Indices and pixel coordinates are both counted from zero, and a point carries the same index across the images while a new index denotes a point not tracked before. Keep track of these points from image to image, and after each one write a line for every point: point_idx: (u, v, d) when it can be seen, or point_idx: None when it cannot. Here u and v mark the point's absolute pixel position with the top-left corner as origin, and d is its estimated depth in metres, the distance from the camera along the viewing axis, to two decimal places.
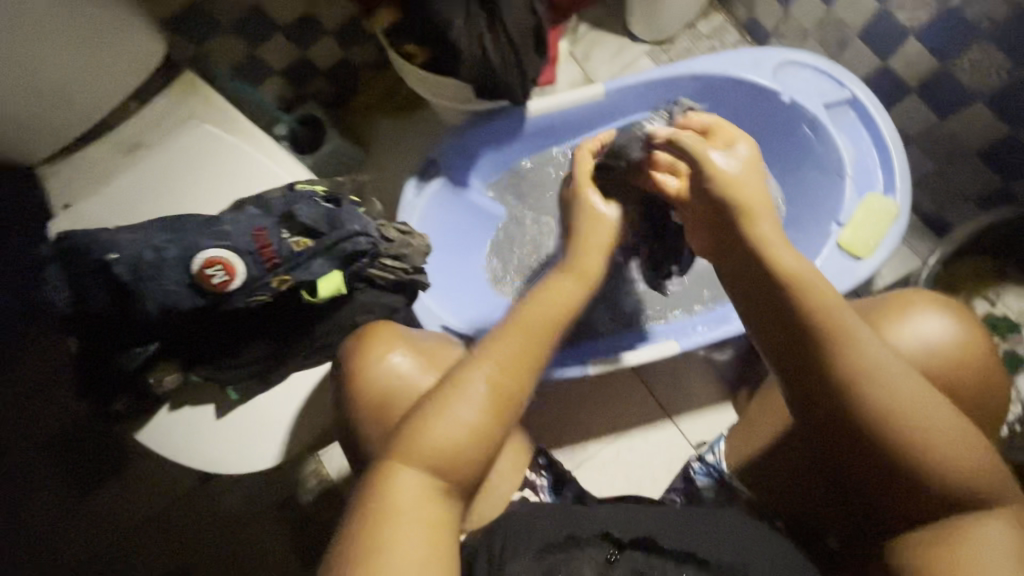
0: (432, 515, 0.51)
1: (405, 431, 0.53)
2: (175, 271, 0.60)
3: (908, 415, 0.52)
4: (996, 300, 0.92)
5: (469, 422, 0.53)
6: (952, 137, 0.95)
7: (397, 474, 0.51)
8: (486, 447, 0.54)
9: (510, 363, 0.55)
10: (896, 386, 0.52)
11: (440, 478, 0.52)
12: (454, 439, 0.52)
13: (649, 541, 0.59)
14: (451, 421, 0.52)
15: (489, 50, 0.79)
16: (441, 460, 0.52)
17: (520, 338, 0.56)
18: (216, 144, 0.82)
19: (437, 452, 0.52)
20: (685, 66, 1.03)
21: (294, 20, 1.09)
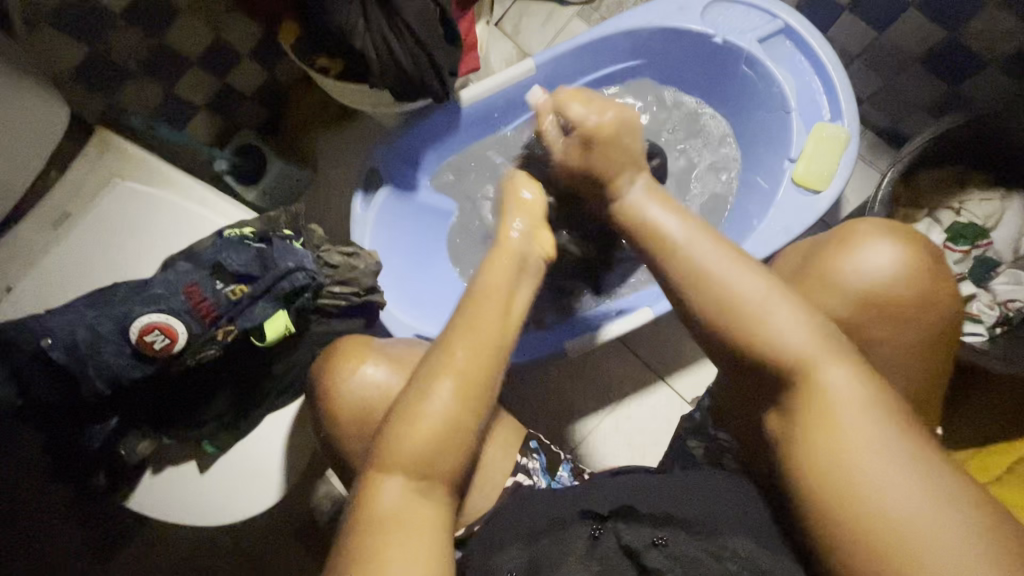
0: (417, 518, 0.51)
1: (393, 422, 0.54)
2: (116, 344, 0.59)
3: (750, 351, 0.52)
4: (960, 208, 0.91)
5: (443, 414, 0.53)
6: (893, 48, 0.92)
7: (383, 479, 0.52)
8: (465, 440, 0.54)
9: (468, 358, 0.55)
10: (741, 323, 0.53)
11: (421, 477, 0.52)
12: (429, 436, 0.53)
13: (627, 508, 0.58)
14: (424, 417, 0.53)
15: (398, 52, 0.76)
16: (423, 460, 0.52)
17: (477, 324, 0.56)
18: (145, 200, 0.79)
19: (419, 453, 0.52)
20: (614, 23, 0.99)
21: (204, 51, 1.05)
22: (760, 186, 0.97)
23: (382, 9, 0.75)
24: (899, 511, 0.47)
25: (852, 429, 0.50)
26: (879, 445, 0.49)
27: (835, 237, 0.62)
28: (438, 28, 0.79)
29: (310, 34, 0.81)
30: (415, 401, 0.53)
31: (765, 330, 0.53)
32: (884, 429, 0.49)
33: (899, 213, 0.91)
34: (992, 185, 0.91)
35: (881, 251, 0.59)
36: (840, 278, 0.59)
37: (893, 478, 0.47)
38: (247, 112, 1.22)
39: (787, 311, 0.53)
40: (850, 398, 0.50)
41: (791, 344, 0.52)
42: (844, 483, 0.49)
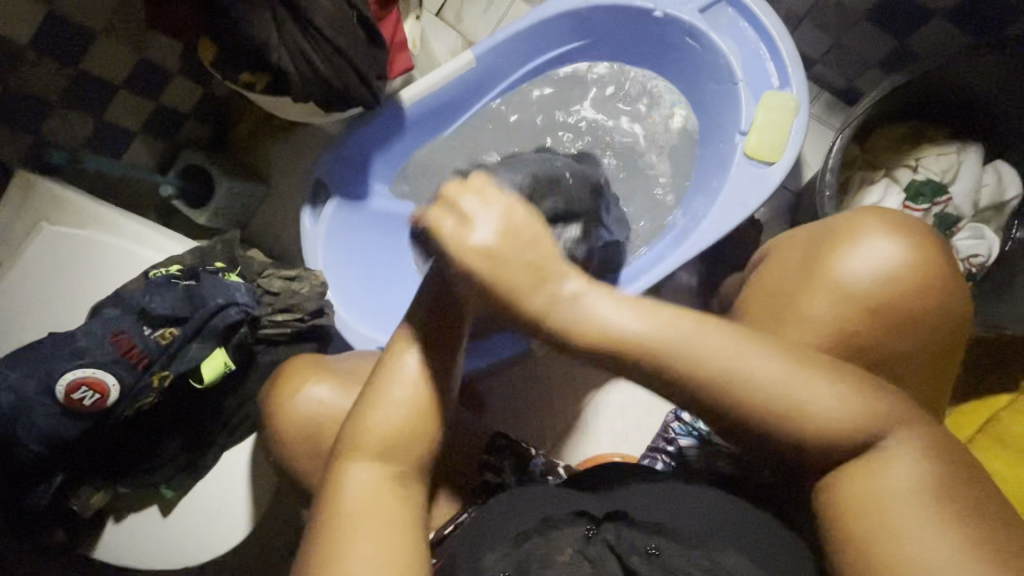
0: (392, 509, 0.49)
1: (357, 415, 0.52)
2: (44, 404, 0.56)
3: (785, 419, 0.46)
4: (917, 166, 0.88)
5: (410, 406, 0.51)
6: (839, 6, 0.89)
7: (350, 473, 0.50)
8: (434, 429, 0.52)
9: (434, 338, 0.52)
10: (773, 386, 0.45)
11: (391, 467, 0.51)
12: (396, 421, 0.51)
13: (620, 513, 0.57)
14: (391, 397, 0.51)
15: (317, 62, 0.74)
16: (393, 446, 0.51)
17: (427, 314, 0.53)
18: (72, 242, 0.75)
19: (386, 435, 0.51)
20: (549, 6, 0.95)
21: (130, 74, 0.99)
22: (714, 159, 0.95)
23: (296, 18, 0.72)
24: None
25: (904, 513, 0.45)
26: (936, 525, 0.44)
27: (830, 240, 0.59)
28: (357, 31, 0.75)
29: (225, 50, 0.76)
30: (388, 371, 0.52)
31: (800, 412, 0.46)
32: (915, 483, 0.45)
33: (855, 176, 0.88)
34: (948, 139, 0.88)
35: (864, 255, 0.57)
36: (834, 286, 0.57)
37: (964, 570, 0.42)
38: (189, 131, 1.18)
39: (818, 381, 0.46)
40: (893, 462, 0.46)
41: (831, 421, 0.46)
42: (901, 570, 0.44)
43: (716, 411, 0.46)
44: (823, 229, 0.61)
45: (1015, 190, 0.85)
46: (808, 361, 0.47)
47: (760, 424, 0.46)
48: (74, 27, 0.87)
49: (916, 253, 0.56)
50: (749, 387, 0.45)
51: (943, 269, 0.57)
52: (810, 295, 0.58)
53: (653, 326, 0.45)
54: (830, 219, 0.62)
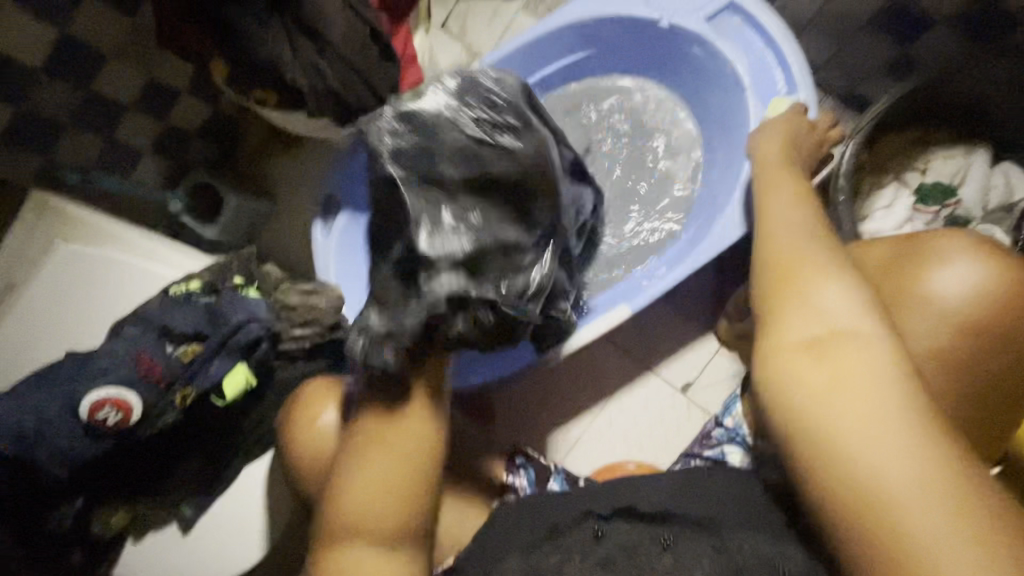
0: (392, 565, 0.54)
1: (340, 486, 0.56)
2: (65, 425, 0.56)
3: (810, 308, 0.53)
4: (925, 168, 0.89)
5: (384, 476, 0.55)
6: (842, 14, 0.90)
7: (343, 546, 0.55)
8: (417, 492, 0.56)
9: (406, 417, 0.57)
10: (807, 274, 0.55)
11: (380, 536, 0.55)
12: (376, 507, 0.55)
13: (630, 508, 0.59)
14: (356, 480, 0.55)
15: (330, 79, 0.74)
16: (378, 517, 0.55)
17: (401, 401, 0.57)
18: (88, 261, 0.75)
19: (367, 513, 0.54)
20: (556, 18, 0.96)
21: (138, 92, 1.00)
22: (722, 167, 0.96)
23: (310, 37, 0.73)
24: (894, 486, 0.44)
25: (851, 390, 0.48)
26: (889, 413, 0.46)
27: (916, 255, 0.60)
28: (369, 47, 0.76)
29: (235, 67, 0.76)
30: (360, 451, 0.56)
31: (810, 313, 0.53)
32: (911, 424, 0.46)
33: (864, 180, 0.89)
34: (955, 143, 0.89)
35: (956, 272, 0.57)
36: (925, 303, 0.57)
37: (902, 457, 0.45)
38: (196, 147, 1.18)
39: (834, 292, 0.53)
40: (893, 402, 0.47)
41: (836, 325, 0.51)
42: (830, 433, 0.47)
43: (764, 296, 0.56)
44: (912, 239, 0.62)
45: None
46: (836, 281, 0.54)
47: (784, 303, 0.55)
48: None
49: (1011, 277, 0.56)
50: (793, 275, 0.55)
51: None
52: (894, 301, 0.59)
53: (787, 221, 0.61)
54: (917, 234, 0.62)
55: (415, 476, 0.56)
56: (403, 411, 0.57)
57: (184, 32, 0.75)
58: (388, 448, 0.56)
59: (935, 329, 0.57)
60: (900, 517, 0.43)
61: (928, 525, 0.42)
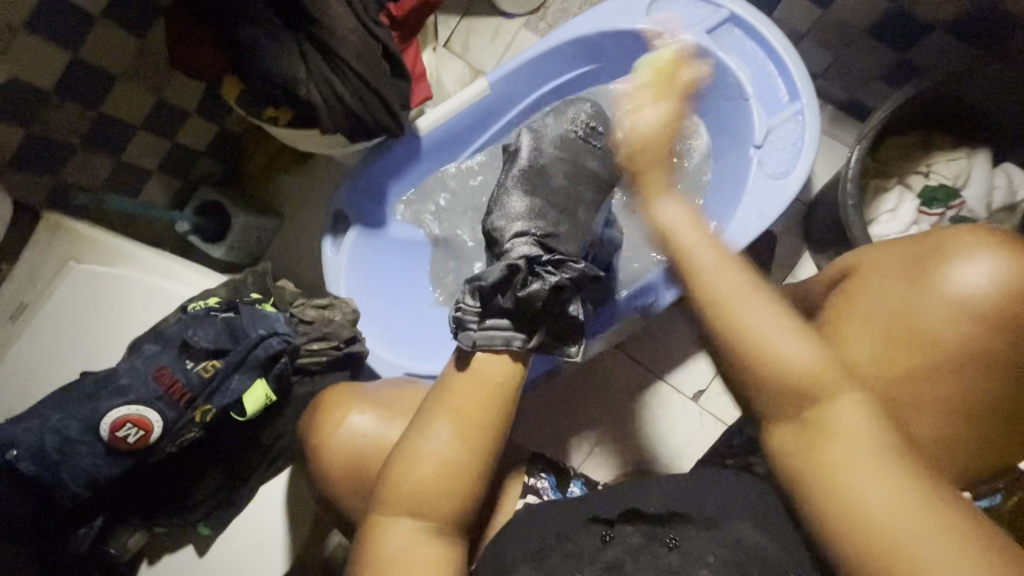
0: (427, 556, 0.56)
1: (402, 455, 0.59)
2: (86, 444, 0.55)
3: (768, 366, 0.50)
4: (929, 171, 0.90)
5: (442, 455, 0.58)
6: (840, 24, 0.92)
7: (388, 524, 0.57)
8: (468, 479, 0.58)
9: (471, 394, 0.61)
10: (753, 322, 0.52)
11: (423, 521, 0.57)
12: (431, 486, 0.57)
13: (633, 512, 0.59)
14: (427, 458, 0.58)
15: (344, 96, 0.76)
16: (426, 502, 0.57)
17: (472, 387, 0.62)
18: (102, 282, 0.75)
19: (419, 493, 0.57)
20: (561, 33, 0.98)
21: (148, 114, 1.01)
22: (728, 174, 0.97)
23: (324, 56, 0.75)
24: (905, 530, 0.44)
25: (840, 448, 0.47)
26: (879, 456, 0.46)
27: (935, 253, 0.55)
28: (381, 64, 0.77)
29: (250, 87, 0.78)
30: (422, 429, 0.59)
31: (772, 374, 0.50)
32: (901, 478, 0.45)
33: (869, 184, 0.90)
34: (957, 146, 0.90)
35: (978, 267, 0.51)
36: (943, 303, 0.52)
37: (905, 499, 0.44)
38: (204, 167, 1.19)
39: (787, 334, 0.51)
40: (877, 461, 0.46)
41: (801, 378, 0.49)
42: (833, 480, 0.47)
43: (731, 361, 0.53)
44: (920, 239, 0.57)
45: None
46: (791, 326, 0.51)
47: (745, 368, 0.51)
48: (97, 72, 0.89)
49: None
50: (752, 327, 0.51)
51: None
52: (912, 305, 0.54)
53: (716, 261, 0.55)
54: (928, 230, 0.57)
55: (472, 457, 0.58)
56: (476, 395, 0.61)
57: (198, 53, 0.77)
58: (453, 424, 0.59)
59: (963, 332, 0.51)
60: (915, 560, 0.43)
61: (939, 563, 0.42)
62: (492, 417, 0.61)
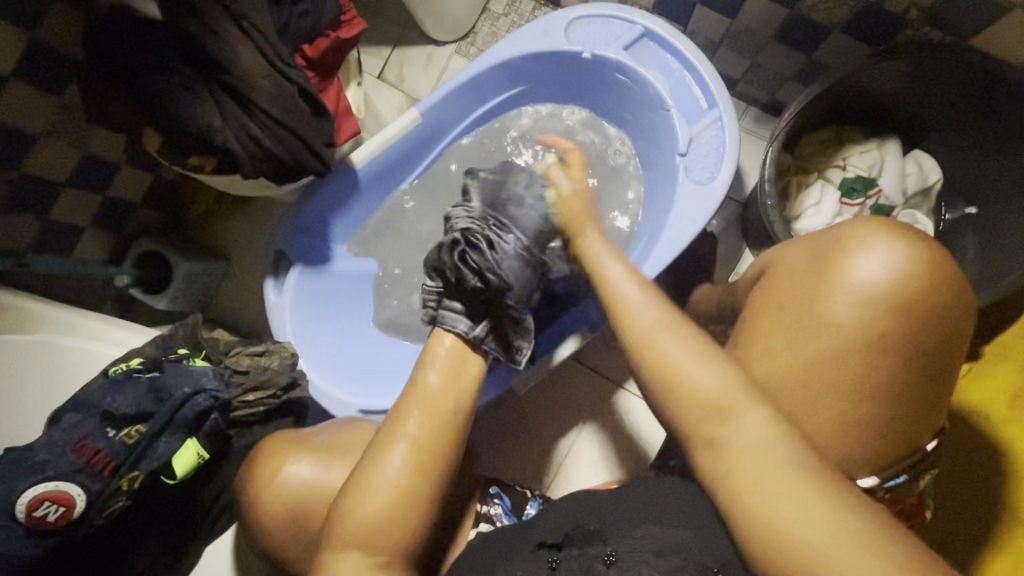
0: None
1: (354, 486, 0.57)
2: (2, 529, 0.52)
3: (675, 377, 0.54)
4: (846, 164, 0.94)
5: (393, 483, 0.57)
6: (749, 32, 0.95)
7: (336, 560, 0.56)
8: (416, 508, 0.57)
9: (424, 420, 0.60)
10: (666, 341, 0.56)
11: (370, 554, 0.55)
12: (381, 510, 0.56)
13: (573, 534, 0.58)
14: (376, 485, 0.57)
15: (263, 139, 0.75)
16: (373, 533, 0.56)
17: (426, 412, 0.60)
18: (17, 355, 0.70)
19: (371, 526, 0.56)
20: (483, 60, 1.00)
21: (73, 170, 0.98)
22: (659, 183, 0.99)
23: (239, 102, 0.74)
24: (812, 530, 0.46)
25: (770, 473, 0.49)
26: (791, 466, 0.49)
27: (831, 249, 0.57)
28: (300, 105, 0.77)
29: (169, 137, 0.77)
30: (374, 457, 0.58)
31: (690, 386, 0.54)
32: (815, 498, 0.47)
33: (792, 182, 0.94)
34: (869, 138, 0.94)
35: (876, 258, 0.54)
36: (842, 289, 0.55)
37: (828, 518, 0.46)
38: (141, 219, 1.17)
39: (705, 364, 0.54)
40: (797, 497, 0.47)
41: (709, 396, 0.53)
42: (758, 502, 0.48)
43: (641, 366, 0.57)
44: (827, 233, 0.59)
45: (935, 174, 0.92)
46: (701, 351, 0.55)
47: (661, 381, 0.55)
48: (13, 132, 0.87)
49: (913, 255, 0.54)
50: (663, 344, 0.56)
51: (958, 287, 0.55)
52: (815, 296, 0.56)
53: (641, 299, 0.61)
54: (833, 227, 0.60)
55: (424, 486, 0.57)
56: (427, 417, 0.60)
57: (113, 109, 0.75)
58: (408, 451, 0.58)
59: (853, 317, 0.54)
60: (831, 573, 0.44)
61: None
62: (447, 444, 0.60)
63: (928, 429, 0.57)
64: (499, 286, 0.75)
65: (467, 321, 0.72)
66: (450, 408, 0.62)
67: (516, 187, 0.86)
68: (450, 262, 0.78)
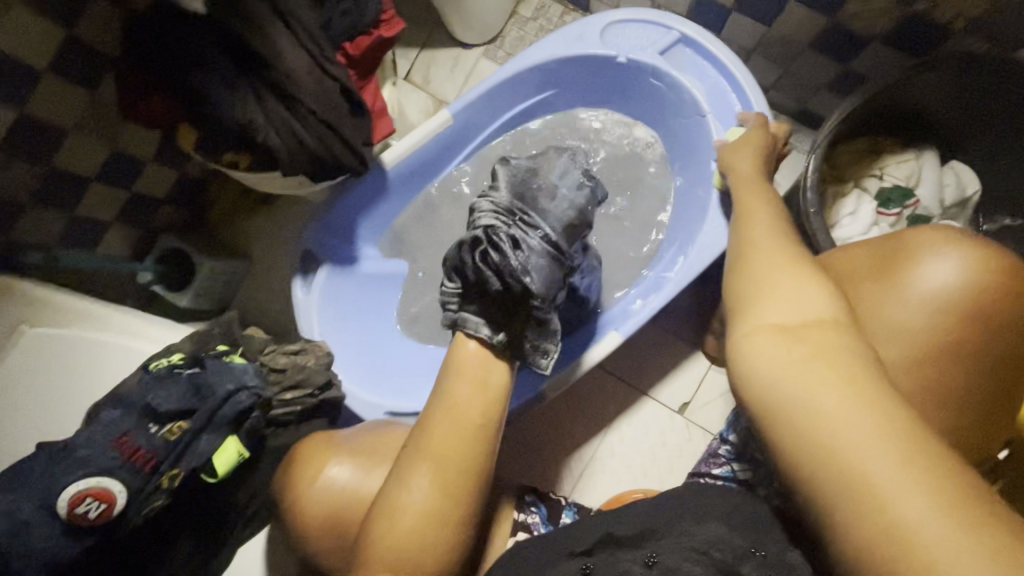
0: None
1: (382, 505, 0.57)
2: (42, 526, 0.51)
3: (759, 296, 0.53)
4: (882, 174, 0.93)
5: (420, 505, 0.56)
6: (786, 39, 0.95)
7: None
8: (446, 529, 0.56)
9: (450, 439, 0.58)
10: (756, 273, 0.56)
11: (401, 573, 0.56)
12: (409, 536, 0.55)
13: (610, 537, 0.58)
14: (405, 507, 0.56)
15: (303, 135, 0.75)
16: (404, 553, 0.55)
17: (452, 432, 0.58)
18: (54, 350, 0.71)
19: (403, 545, 0.55)
20: (518, 62, 1.00)
21: (101, 165, 0.97)
22: (692, 188, 0.99)
23: (281, 98, 0.74)
24: (875, 460, 0.41)
25: (838, 392, 0.44)
26: (852, 382, 0.45)
27: (898, 255, 0.57)
28: (340, 103, 0.76)
29: (208, 133, 0.76)
30: (400, 480, 0.57)
31: (782, 305, 0.51)
32: (890, 429, 0.42)
33: (827, 191, 0.93)
34: (907, 148, 0.93)
35: (945, 264, 0.54)
36: (909, 292, 0.54)
37: (888, 442, 0.41)
38: (165, 216, 1.17)
39: (798, 286, 0.52)
40: (861, 418, 0.43)
41: (800, 314, 0.50)
42: (815, 422, 0.44)
43: (737, 291, 0.57)
44: (891, 238, 0.59)
45: (974, 186, 0.91)
46: (798, 280, 0.53)
47: (745, 301, 0.54)
48: (45, 126, 0.86)
49: (989, 267, 0.53)
50: (761, 272, 0.56)
51: None
52: (883, 299, 0.55)
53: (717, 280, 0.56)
54: (895, 232, 0.60)
55: (451, 510, 0.56)
56: (453, 437, 0.58)
57: (154, 104, 0.75)
58: (433, 474, 0.57)
59: (920, 319, 0.53)
60: (888, 505, 0.39)
61: (918, 513, 0.38)
62: (475, 467, 0.58)
63: (984, 445, 0.56)
64: (520, 291, 0.65)
65: (490, 325, 0.65)
66: (475, 428, 0.59)
67: (550, 176, 0.75)
68: (470, 263, 0.67)
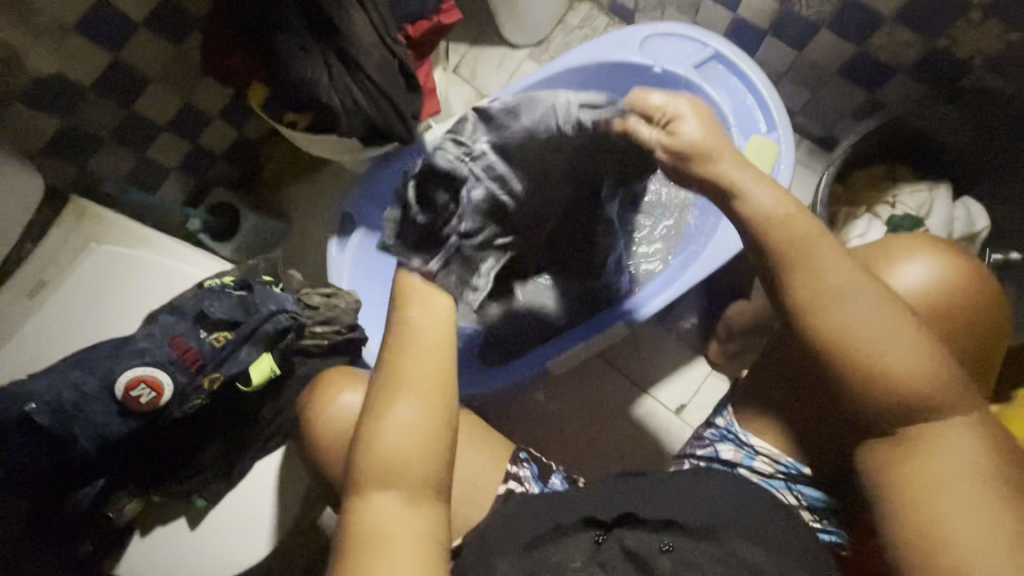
0: (419, 530, 0.54)
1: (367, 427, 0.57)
2: (101, 401, 0.60)
3: (861, 354, 0.51)
4: (895, 202, 0.97)
5: (409, 421, 0.56)
6: (815, 66, 1.00)
7: (370, 502, 0.55)
8: (439, 442, 0.57)
9: (425, 362, 0.59)
10: (853, 319, 0.52)
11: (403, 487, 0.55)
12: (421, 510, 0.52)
13: (631, 516, 0.59)
14: (394, 423, 0.56)
15: (360, 100, 0.83)
16: (399, 470, 0.55)
17: (424, 354, 0.59)
18: (117, 264, 0.80)
19: (397, 459, 0.56)
20: (562, 63, 1.07)
21: (173, 115, 1.07)
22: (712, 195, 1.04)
23: (345, 66, 0.82)
24: (983, 548, 0.46)
25: (944, 481, 0.49)
26: (975, 481, 0.49)
27: (881, 258, 0.63)
28: (396, 77, 0.84)
29: (277, 92, 0.85)
30: (382, 396, 0.57)
31: (891, 370, 0.50)
32: (1002, 521, 0.47)
33: (839, 212, 0.97)
34: (919, 179, 0.98)
35: (920, 269, 0.61)
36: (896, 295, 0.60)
37: (995, 538, 0.46)
38: (218, 171, 1.25)
39: (903, 346, 0.50)
40: (970, 517, 0.47)
41: (904, 379, 0.50)
42: (925, 516, 0.49)
43: (814, 344, 0.53)
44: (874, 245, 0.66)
45: (984, 222, 0.96)
46: (897, 331, 0.51)
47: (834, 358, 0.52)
48: (131, 73, 0.96)
49: (970, 277, 0.61)
50: (848, 318, 0.52)
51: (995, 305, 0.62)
52: None
53: (812, 264, 0.53)
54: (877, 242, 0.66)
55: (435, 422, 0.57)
56: (429, 360, 0.59)
57: (232, 61, 0.83)
58: (411, 392, 0.57)
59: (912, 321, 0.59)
60: None
61: None
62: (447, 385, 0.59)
63: None
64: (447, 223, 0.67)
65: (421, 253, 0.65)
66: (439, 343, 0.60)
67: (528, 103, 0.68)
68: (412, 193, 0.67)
